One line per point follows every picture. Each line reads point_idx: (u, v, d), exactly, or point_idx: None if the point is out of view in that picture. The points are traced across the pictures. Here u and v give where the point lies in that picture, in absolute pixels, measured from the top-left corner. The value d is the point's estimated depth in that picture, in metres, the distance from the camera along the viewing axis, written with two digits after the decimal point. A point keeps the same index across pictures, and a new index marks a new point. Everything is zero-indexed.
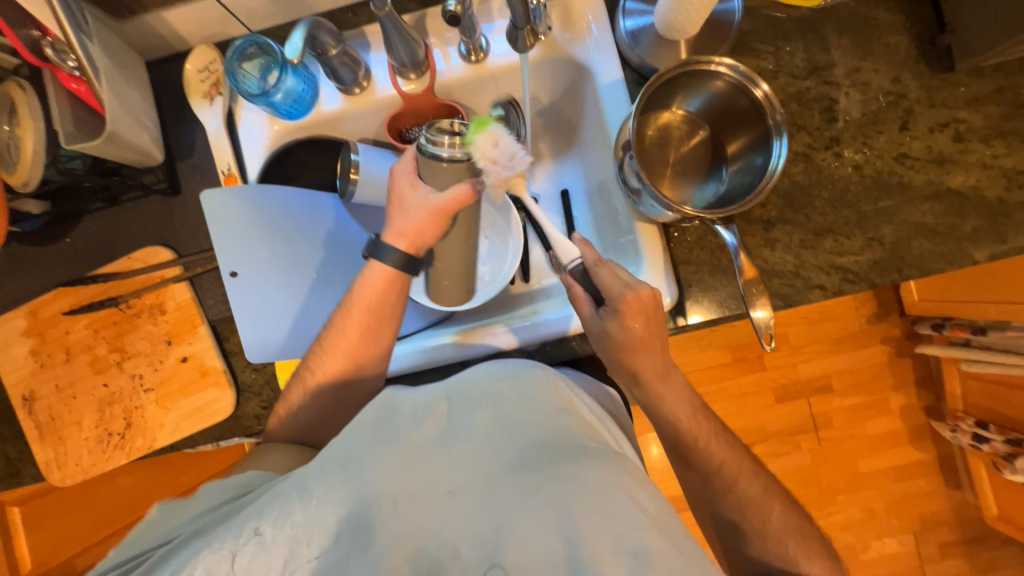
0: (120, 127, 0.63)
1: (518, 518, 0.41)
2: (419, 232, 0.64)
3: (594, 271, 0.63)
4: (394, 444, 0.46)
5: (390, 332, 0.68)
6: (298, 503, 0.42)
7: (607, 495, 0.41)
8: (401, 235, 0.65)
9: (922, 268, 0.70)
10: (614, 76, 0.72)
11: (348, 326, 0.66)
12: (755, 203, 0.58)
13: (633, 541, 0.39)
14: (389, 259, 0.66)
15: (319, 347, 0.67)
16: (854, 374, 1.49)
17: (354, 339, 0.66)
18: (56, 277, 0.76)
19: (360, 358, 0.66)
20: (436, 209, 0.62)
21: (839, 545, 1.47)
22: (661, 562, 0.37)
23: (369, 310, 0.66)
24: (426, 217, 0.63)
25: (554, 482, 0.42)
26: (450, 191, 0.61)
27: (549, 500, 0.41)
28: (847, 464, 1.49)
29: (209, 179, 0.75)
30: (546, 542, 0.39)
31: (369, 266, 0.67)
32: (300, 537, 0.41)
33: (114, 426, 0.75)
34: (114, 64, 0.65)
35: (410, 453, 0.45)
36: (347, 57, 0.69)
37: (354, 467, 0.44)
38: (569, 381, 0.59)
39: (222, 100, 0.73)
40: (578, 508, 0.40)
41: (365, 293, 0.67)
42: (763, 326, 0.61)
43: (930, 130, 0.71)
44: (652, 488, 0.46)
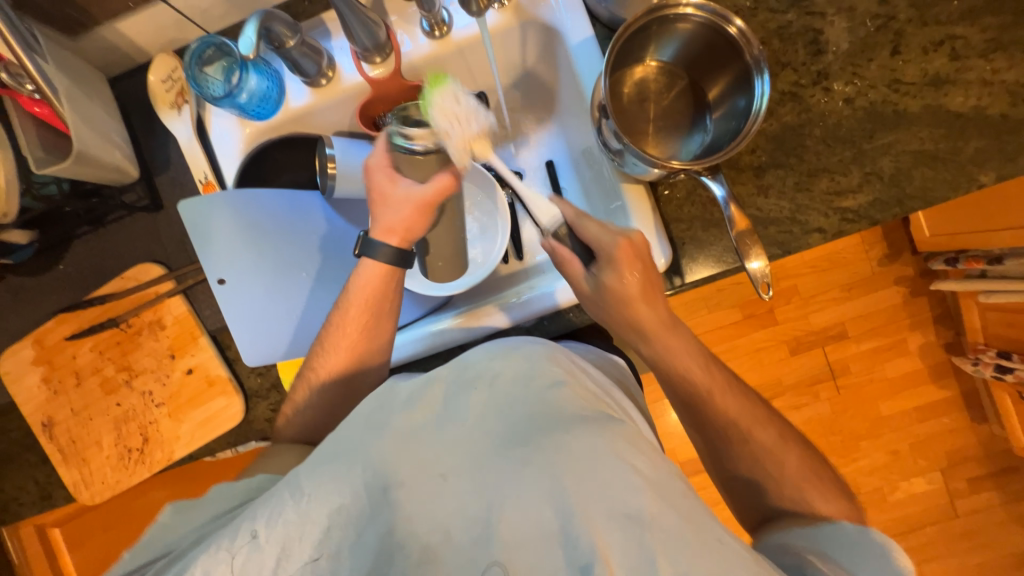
0: (88, 146, 0.63)
1: (509, 493, 0.42)
2: (408, 226, 0.66)
3: (579, 224, 0.63)
4: (384, 431, 0.46)
5: (388, 326, 0.68)
6: (290, 500, 0.43)
7: (600, 463, 0.41)
8: (391, 232, 0.66)
9: (925, 198, 0.67)
10: (585, 33, 0.69)
11: (348, 325, 0.66)
12: (741, 148, 0.56)
13: (627, 505, 0.39)
14: (379, 256, 0.66)
15: (322, 346, 0.68)
16: (869, 318, 1.46)
17: (354, 337, 0.66)
18: (56, 304, 0.77)
19: (359, 354, 0.67)
20: (423, 202, 0.65)
21: (866, 490, 1.46)
22: (655, 523, 0.39)
23: (368, 306, 0.66)
24: (414, 210, 0.65)
25: (547, 454, 0.43)
26: (436, 180, 0.65)
27: (540, 473, 0.42)
28: (868, 408, 1.47)
29: (190, 190, 0.75)
30: (537, 514, 0.41)
31: (362, 264, 0.67)
32: (293, 531, 0.42)
33: (132, 443, 0.77)
34: (75, 83, 0.64)
35: (399, 438, 0.45)
36: (307, 47, 0.67)
37: (341, 460, 0.45)
38: (570, 352, 0.59)
39: (189, 108, 0.72)
40: (571, 478, 0.41)
41: (361, 290, 0.67)
42: (760, 276, 0.59)
43: (924, 51, 0.67)
44: (649, 449, 0.46)
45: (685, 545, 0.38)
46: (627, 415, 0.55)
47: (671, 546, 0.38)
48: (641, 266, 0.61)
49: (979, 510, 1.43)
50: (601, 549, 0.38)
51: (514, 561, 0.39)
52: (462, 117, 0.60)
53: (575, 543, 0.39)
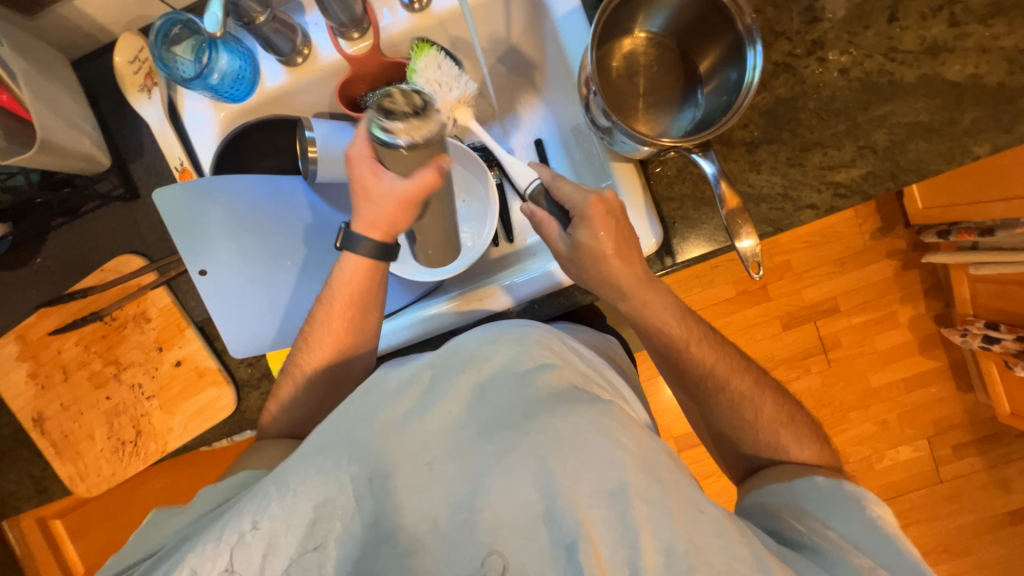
0: (52, 133, 0.59)
1: (494, 478, 0.42)
2: (391, 221, 0.65)
3: (554, 186, 0.63)
4: (369, 424, 0.46)
5: (373, 320, 0.67)
6: (276, 496, 0.43)
7: (584, 441, 0.42)
8: (373, 226, 0.65)
9: (919, 171, 0.66)
10: (572, 4, 0.66)
11: (332, 320, 0.65)
12: (732, 124, 0.54)
13: (611, 482, 0.40)
14: (362, 250, 0.65)
15: (307, 341, 0.67)
16: (861, 292, 1.47)
17: (338, 331, 0.65)
18: (36, 298, 0.76)
19: (343, 347, 0.66)
20: (406, 198, 0.63)
21: (855, 459, 1.50)
22: (639, 498, 0.39)
23: (352, 301, 0.66)
24: (395, 205, 0.63)
25: (532, 438, 0.43)
26: (419, 176, 0.62)
27: (525, 456, 0.42)
28: (858, 381, 1.50)
29: (166, 178, 0.72)
30: (523, 496, 0.41)
31: (343, 258, 0.66)
32: (278, 527, 0.42)
33: (125, 435, 0.77)
34: (34, 66, 0.60)
35: (384, 430, 0.45)
36: (279, 23, 0.64)
37: (326, 454, 0.44)
38: (560, 333, 0.59)
39: (159, 91, 0.69)
40: (556, 460, 0.41)
41: (344, 286, 0.66)
42: (750, 256, 0.59)
43: (921, 18, 0.65)
44: (636, 427, 0.46)
45: (669, 518, 0.39)
46: (620, 396, 0.55)
47: (656, 519, 0.38)
48: (629, 248, 0.60)
49: (963, 475, 1.48)
50: (586, 528, 0.38)
51: (501, 543, 0.39)
52: (443, 82, 0.66)
53: (561, 522, 0.39)
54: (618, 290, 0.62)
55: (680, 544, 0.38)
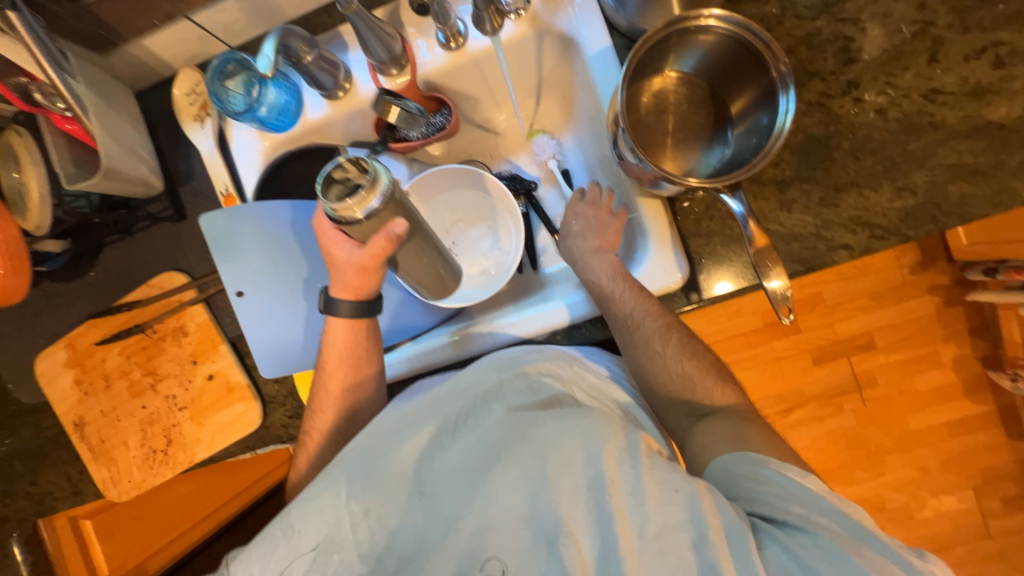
0: (117, 161, 0.64)
1: (484, 488, 0.48)
2: (358, 284, 0.64)
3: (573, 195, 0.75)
4: (370, 460, 0.52)
5: (370, 372, 0.69)
6: (284, 537, 0.49)
7: (563, 447, 0.48)
8: (344, 288, 0.65)
9: (963, 214, 0.63)
10: (603, 43, 0.68)
11: (330, 379, 0.67)
12: (762, 166, 0.54)
13: (586, 478, 0.46)
14: (344, 313, 0.66)
15: (315, 401, 0.69)
16: (899, 328, 1.40)
17: (338, 391, 0.67)
18: (86, 309, 0.81)
19: (349, 403, 0.68)
20: (363, 262, 0.60)
21: (892, 506, 1.41)
22: (613, 484, 0.45)
23: (343, 359, 0.67)
24: (355, 270, 0.62)
25: (516, 452, 0.49)
26: (373, 242, 0.57)
27: (512, 464, 0.48)
28: (896, 422, 1.42)
29: (211, 202, 0.77)
30: (507, 502, 0.47)
31: (328, 322, 0.68)
32: (285, 564, 0.48)
33: (157, 444, 0.80)
34: (103, 100, 0.65)
35: (386, 463, 0.52)
36: (324, 61, 0.68)
37: (328, 491, 0.50)
38: (576, 354, 0.64)
39: (212, 121, 0.74)
40: (538, 467, 0.47)
41: (333, 346, 0.67)
42: (779, 297, 0.57)
43: (964, 60, 0.63)
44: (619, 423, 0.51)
45: (644, 502, 0.44)
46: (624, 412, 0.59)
47: (630, 505, 0.44)
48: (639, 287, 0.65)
49: (1015, 532, 1.37)
50: (565, 523, 0.44)
51: (494, 545, 0.45)
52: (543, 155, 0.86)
53: (544, 524, 0.45)
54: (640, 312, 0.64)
55: (650, 529, 0.43)
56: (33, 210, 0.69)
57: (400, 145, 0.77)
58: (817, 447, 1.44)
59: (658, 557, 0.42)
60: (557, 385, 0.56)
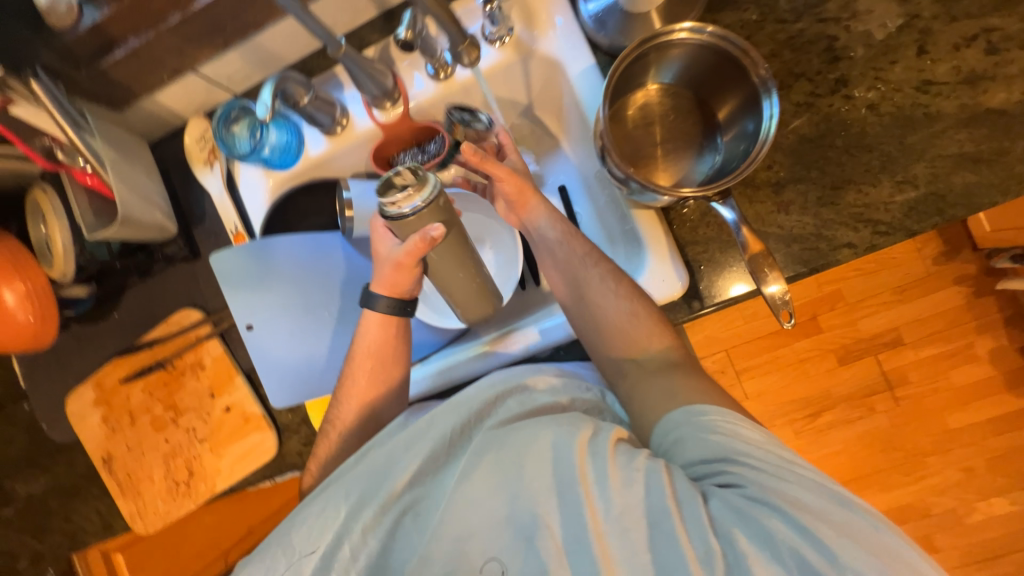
0: (132, 210, 0.68)
1: (467, 494, 0.51)
2: (394, 282, 0.66)
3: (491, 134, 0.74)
4: (364, 480, 0.55)
5: (396, 374, 0.71)
6: (286, 557, 0.52)
7: (539, 449, 0.52)
8: (382, 284, 0.68)
9: (971, 204, 0.61)
10: (586, 63, 0.69)
11: (358, 374, 0.70)
12: (750, 172, 0.54)
13: (560, 475, 0.50)
14: (379, 308, 0.69)
15: (340, 392, 0.72)
16: (927, 322, 1.35)
17: (365, 386, 0.70)
18: (110, 349, 0.84)
19: (371, 403, 0.70)
20: (399, 260, 0.62)
21: (938, 512, 1.34)
22: (584, 479, 0.49)
23: (372, 355, 0.70)
24: (393, 268, 0.64)
25: (496, 457, 0.53)
26: (409, 242, 0.57)
27: (492, 469, 0.52)
28: (934, 422, 1.35)
29: (223, 240, 0.80)
30: (491, 505, 0.51)
31: (365, 315, 0.71)
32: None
33: (180, 476, 0.83)
34: (120, 153, 0.69)
35: (378, 482, 0.55)
36: (321, 100, 0.71)
37: (327, 509, 0.54)
38: (564, 367, 0.67)
39: (220, 164, 0.78)
40: (516, 469, 0.52)
41: (365, 344, 0.70)
42: (778, 302, 0.56)
43: (954, 48, 0.62)
44: (591, 419, 0.55)
45: (610, 488, 0.49)
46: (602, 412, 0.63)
47: (598, 494, 0.49)
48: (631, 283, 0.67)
49: None
50: (541, 518, 0.49)
51: (481, 545, 0.50)
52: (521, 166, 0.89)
53: (523, 520, 0.49)
54: (621, 304, 0.66)
55: (616, 514, 0.48)
56: (59, 258, 0.72)
57: None
58: (851, 452, 1.37)
59: (623, 537, 0.48)
60: (549, 397, 0.59)
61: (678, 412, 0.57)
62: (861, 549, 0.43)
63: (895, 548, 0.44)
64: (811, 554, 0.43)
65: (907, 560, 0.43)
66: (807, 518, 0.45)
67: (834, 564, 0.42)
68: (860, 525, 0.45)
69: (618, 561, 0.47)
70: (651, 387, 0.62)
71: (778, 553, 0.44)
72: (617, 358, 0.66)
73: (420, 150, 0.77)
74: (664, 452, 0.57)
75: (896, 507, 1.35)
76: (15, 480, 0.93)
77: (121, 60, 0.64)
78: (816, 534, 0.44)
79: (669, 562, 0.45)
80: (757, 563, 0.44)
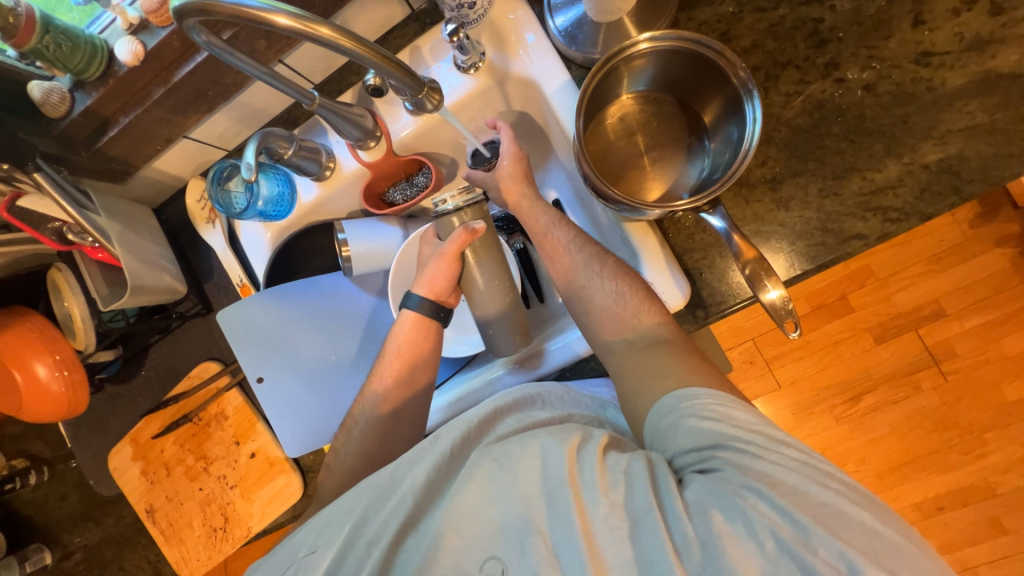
0: (141, 277, 0.72)
1: (460, 504, 0.49)
2: (432, 279, 0.71)
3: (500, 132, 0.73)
4: (364, 493, 0.54)
5: (427, 373, 0.72)
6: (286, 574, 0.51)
7: (529, 457, 0.50)
8: (422, 285, 0.72)
9: (988, 178, 0.57)
10: (561, 79, 0.68)
11: (388, 371, 0.72)
12: (735, 180, 0.52)
13: (551, 482, 0.48)
14: (417, 308, 0.72)
15: (368, 388, 0.73)
16: (969, 291, 1.26)
17: (391, 384, 0.71)
18: (139, 407, 0.88)
19: (397, 406, 0.71)
20: (440, 255, 0.69)
21: (1004, 491, 1.25)
22: (574, 484, 0.47)
23: (404, 356, 0.72)
24: (436, 263, 0.69)
25: (487, 467, 0.51)
26: (453, 236, 0.68)
27: (483, 479, 0.50)
28: (989, 395, 1.26)
29: (232, 293, 0.83)
30: (484, 516, 0.49)
31: (401, 314, 0.74)
32: None
33: (216, 522, 0.86)
34: (124, 225, 0.73)
35: (377, 495, 0.54)
36: (306, 149, 0.72)
37: (327, 529, 0.53)
38: (569, 386, 0.67)
39: (221, 221, 0.80)
40: (506, 476, 0.50)
41: (401, 343, 0.72)
42: (780, 308, 0.55)
43: (954, 14, 0.58)
44: (583, 427, 0.55)
45: (596, 489, 0.47)
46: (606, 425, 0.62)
47: (588, 497, 0.47)
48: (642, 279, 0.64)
49: None
50: (534, 525, 0.47)
51: (474, 550, 0.48)
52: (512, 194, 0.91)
53: (515, 526, 0.48)
54: (613, 294, 0.64)
55: (606, 514, 0.46)
56: (80, 332, 0.78)
57: (391, 210, 0.81)
58: (899, 435, 1.29)
59: (612, 536, 0.45)
60: (546, 414, 0.60)
61: (668, 396, 0.55)
62: (838, 528, 0.41)
63: (877, 526, 0.42)
64: (787, 534, 0.41)
65: (889, 538, 0.41)
66: (786, 500, 0.43)
67: (810, 544, 0.41)
68: (842, 505, 0.43)
69: (608, 559, 0.44)
70: (650, 374, 0.58)
71: (755, 534, 0.42)
72: (616, 349, 0.64)
73: (408, 183, 0.82)
74: (650, 436, 0.56)
75: (957, 489, 1.27)
76: (73, 533, 0.99)
77: (115, 138, 0.66)
78: (794, 514, 0.42)
79: (658, 556, 0.43)
80: (732, 545, 0.42)
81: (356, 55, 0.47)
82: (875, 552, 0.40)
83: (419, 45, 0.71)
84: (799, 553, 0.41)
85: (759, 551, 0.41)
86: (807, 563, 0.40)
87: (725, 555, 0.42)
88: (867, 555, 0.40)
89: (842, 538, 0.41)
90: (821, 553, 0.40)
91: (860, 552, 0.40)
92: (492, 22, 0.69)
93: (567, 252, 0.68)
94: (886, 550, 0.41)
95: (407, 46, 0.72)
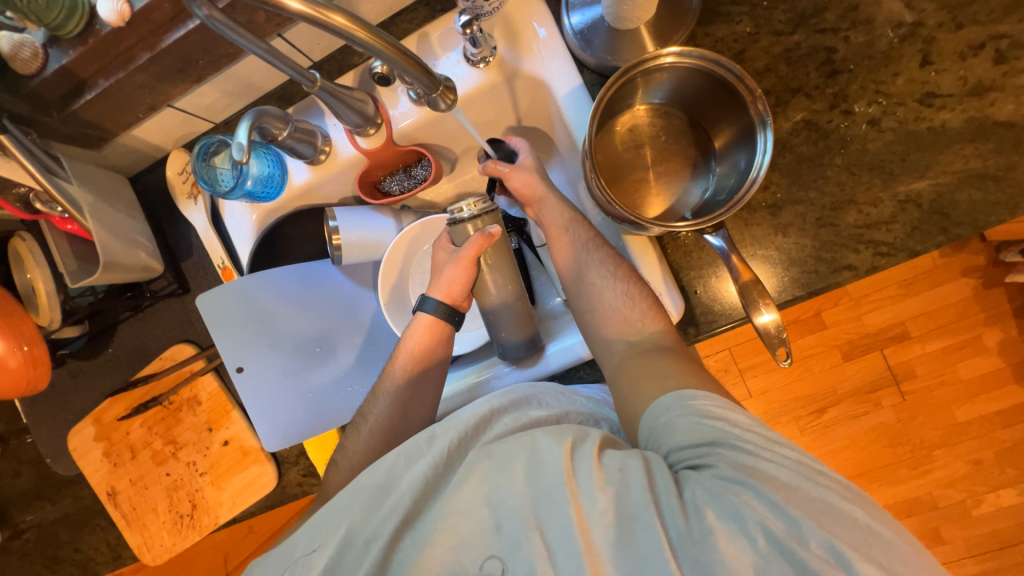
0: (114, 254, 0.68)
1: (458, 501, 0.49)
2: (450, 284, 0.69)
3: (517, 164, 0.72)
4: (361, 492, 0.53)
5: (436, 376, 0.71)
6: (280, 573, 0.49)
7: (524, 455, 0.50)
8: (439, 288, 0.71)
9: (975, 222, 0.59)
10: (573, 82, 0.66)
11: (397, 374, 0.70)
12: (741, 206, 0.53)
13: (546, 481, 0.48)
14: (433, 312, 0.71)
15: (377, 389, 0.72)
16: (935, 316, 1.31)
17: (400, 386, 0.70)
18: (101, 387, 0.83)
19: (391, 401, 0.69)
20: (461, 261, 0.67)
21: (945, 504, 1.33)
22: (568, 480, 0.47)
23: (414, 357, 0.70)
24: (454, 267, 0.68)
25: (483, 465, 0.50)
26: (470, 241, 0.66)
27: (477, 477, 0.50)
28: (941, 414, 1.33)
29: (212, 274, 0.79)
30: (477, 516, 0.48)
31: (416, 318, 0.72)
32: None
33: (183, 509, 0.84)
34: (98, 195, 0.68)
35: (376, 494, 0.52)
36: (301, 132, 0.68)
37: (323, 530, 0.51)
38: (568, 390, 0.66)
39: (204, 198, 0.76)
40: (503, 475, 0.49)
41: (413, 348, 0.71)
42: (772, 331, 0.56)
43: (959, 58, 0.59)
44: (578, 426, 0.54)
45: (593, 487, 0.46)
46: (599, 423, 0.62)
47: (583, 491, 0.46)
48: (640, 293, 0.64)
49: None
50: (531, 523, 0.46)
51: (471, 548, 0.47)
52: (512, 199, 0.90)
53: (510, 523, 0.47)
54: (622, 296, 0.65)
55: (603, 511, 0.46)
56: (44, 307, 0.73)
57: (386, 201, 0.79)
58: (856, 447, 1.36)
59: (609, 532, 0.45)
60: (542, 412, 0.59)
61: (665, 396, 0.55)
62: (828, 522, 0.42)
63: (864, 520, 0.43)
64: (778, 529, 0.42)
65: (877, 531, 0.42)
66: (778, 495, 0.44)
67: (801, 537, 0.41)
68: (832, 500, 0.44)
69: (603, 555, 0.44)
70: (646, 374, 0.59)
71: (746, 529, 0.42)
72: (615, 348, 0.64)
73: (406, 174, 0.80)
74: (643, 432, 0.56)
75: (904, 501, 1.35)
76: (25, 512, 0.94)
77: (92, 101, 0.61)
78: (786, 509, 0.43)
79: (653, 554, 0.43)
80: (724, 540, 0.42)
81: (371, 46, 0.45)
82: (864, 546, 0.41)
83: (428, 31, 0.68)
84: (791, 547, 0.41)
85: (750, 547, 0.42)
86: (798, 557, 0.41)
87: (718, 550, 0.42)
88: (856, 547, 0.41)
89: (832, 532, 0.41)
90: (812, 546, 0.41)
91: (850, 546, 0.41)
92: (506, 16, 0.67)
93: (569, 260, 0.69)
94: (874, 543, 0.42)
95: (415, 32, 0.69)
